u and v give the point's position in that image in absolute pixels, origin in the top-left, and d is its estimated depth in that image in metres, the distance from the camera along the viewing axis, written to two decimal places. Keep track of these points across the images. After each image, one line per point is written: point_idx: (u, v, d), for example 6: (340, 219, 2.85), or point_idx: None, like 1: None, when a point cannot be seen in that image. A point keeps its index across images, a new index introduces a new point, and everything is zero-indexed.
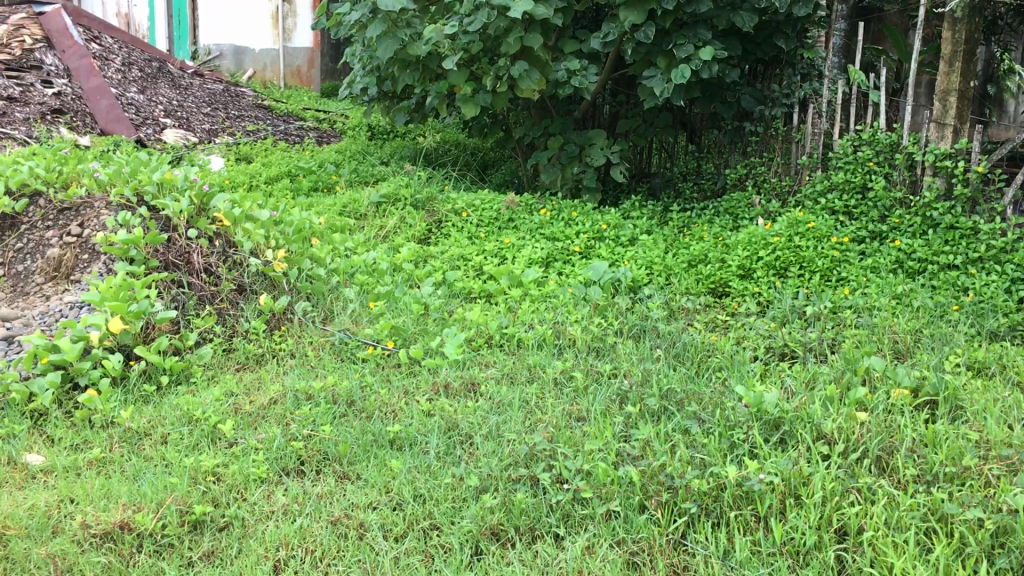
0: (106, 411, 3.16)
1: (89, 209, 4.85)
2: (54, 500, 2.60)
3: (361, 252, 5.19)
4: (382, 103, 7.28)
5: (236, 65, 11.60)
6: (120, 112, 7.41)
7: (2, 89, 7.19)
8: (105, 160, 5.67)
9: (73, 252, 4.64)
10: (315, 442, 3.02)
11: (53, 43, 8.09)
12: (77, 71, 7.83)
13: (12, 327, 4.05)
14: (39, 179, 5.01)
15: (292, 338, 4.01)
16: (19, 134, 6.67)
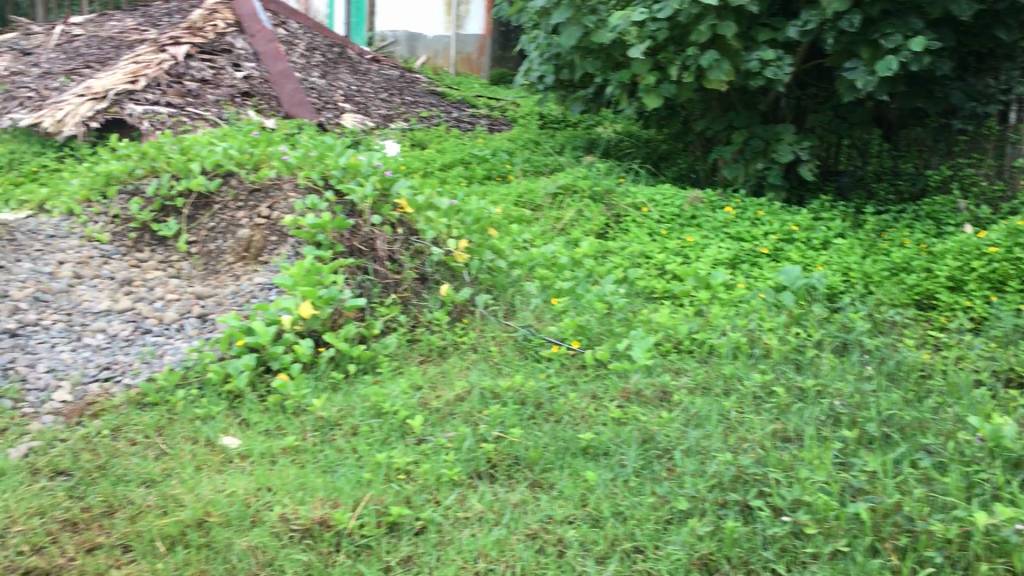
0: (298, 398, 3.15)
1: (278, 192, 4.93)
2: (252, 488, 2.58)
3: (539, 244, 5.06)
4: (557, 92, 7.14)
5: (409, 52, 11.73)
6: (303, 96, 7.58)
7: (197, 72, 7.49)
8: (292, 143, 5.78)
9: (262, 233, 4.75)
10: (505, 445, 2.90)
11: (243, 27, 8.38)
12: (265, 55, 8.08)
13: (206, 306, 4.13)
14: (232, 161, 5.15)
15: (475, 331, 3.93)
16: (211, 115, 6.93)
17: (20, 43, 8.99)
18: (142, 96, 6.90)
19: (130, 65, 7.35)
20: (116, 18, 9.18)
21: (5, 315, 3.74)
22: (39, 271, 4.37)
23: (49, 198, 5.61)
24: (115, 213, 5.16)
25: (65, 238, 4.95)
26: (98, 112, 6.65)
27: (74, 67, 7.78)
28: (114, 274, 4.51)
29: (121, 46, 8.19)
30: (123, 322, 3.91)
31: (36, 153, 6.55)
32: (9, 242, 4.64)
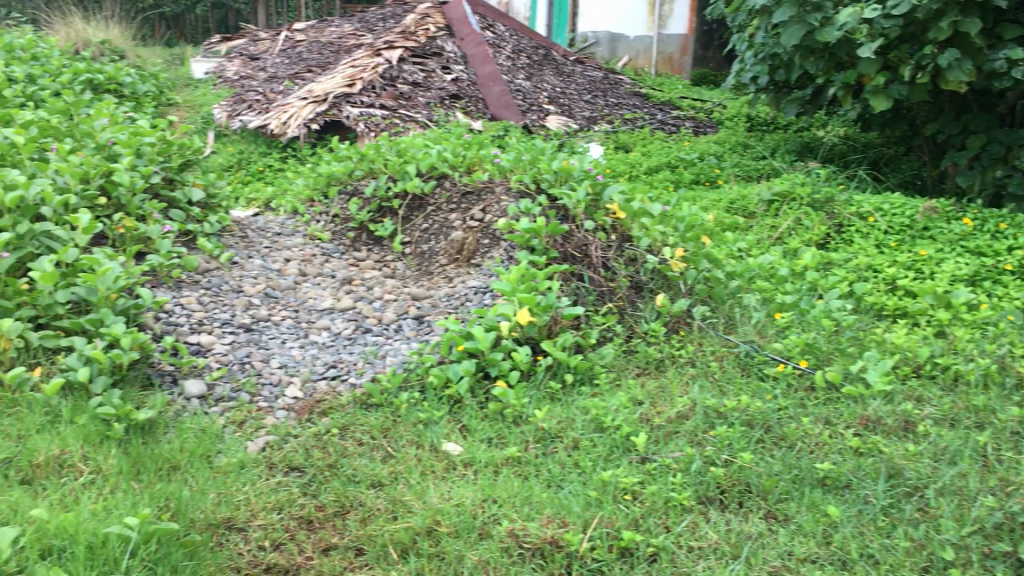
0: (519, 407, 3.07)
1: (491, 194, 4.95)
2: (478, 498, 2.56)
3: (756, 253, 4.82)
4: (771, 93, 6.84)
5: (609, 53, 11.72)
6: (509, 98, 7.64)
7: (409, 75, 7.70)
8: (502, 147, 5.81)
9: (475, 236, 4.75)
10: (735, 471, 2.74)
11: (453, 31, 8.54)
12: (473, 58, 8.20)
13: (422, 307, 4.19)
14: (447, 163, 5.22)
15: (692, 345, 3.76)
16: (422, 117, 7.11)
17: (249, 49, 9.58)
18: (358, 99, 7.15)
19: (348, 69, 7.65)
20: (335, 24, 9.60)
21: (241, 309, 3.93)
22: (268, 267, 4.58)
23: (275, 198, 5.95)
24: (336, 213, 5.36)
25: (290, 236, 5.19)
26: (318, 115, 6.95)
27: (297, 71, 8.19)
28: (335, 272, 4.68)
29: (339, 51, 8.55)
30: (345, 321, 4.02)
31: (262, 153, 6.97)
32: (241, 238, 4.90)
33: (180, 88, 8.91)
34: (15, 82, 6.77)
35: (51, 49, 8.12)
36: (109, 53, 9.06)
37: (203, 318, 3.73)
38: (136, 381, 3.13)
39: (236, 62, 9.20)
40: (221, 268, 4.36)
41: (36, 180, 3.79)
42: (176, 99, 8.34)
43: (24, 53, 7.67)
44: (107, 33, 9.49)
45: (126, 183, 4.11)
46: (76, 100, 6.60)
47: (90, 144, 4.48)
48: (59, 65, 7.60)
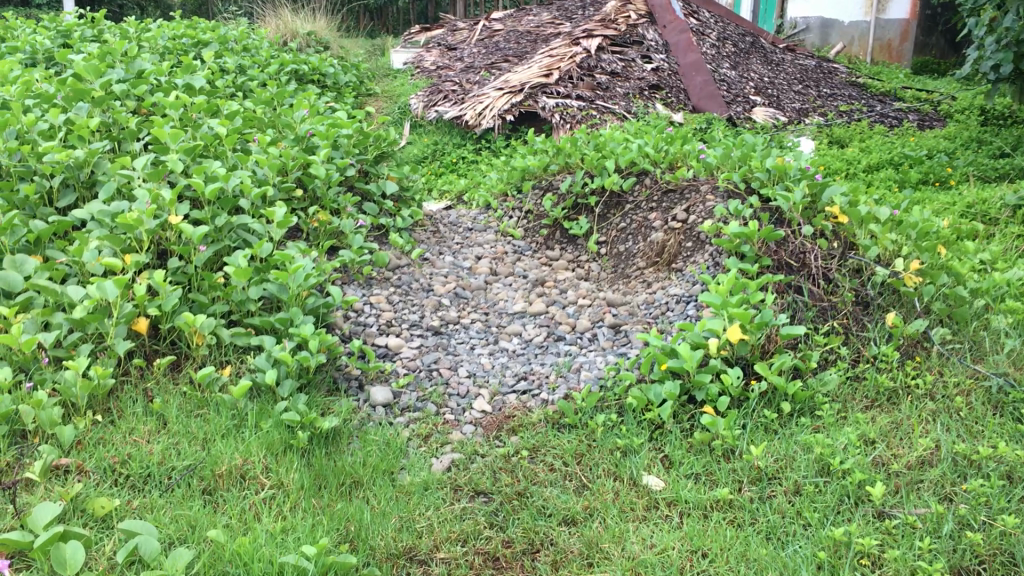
0: (730, 439, 2.71)
1: (695, 194, 4.58)
2: (685, 549, 2.26)
3: (1003, 267, 4.20)
4: (1015, 84, 6.05)
5: (821, 39, 10.97)
6: (713, 89, 7.22)
7: (608, 64, 7.39)
8: (708, 142, 5.40)
9: (677, 238, 4.39)
10: (996, 537, 2.28)
11: (655, 18, 8.11)
12: (676, 46, 7.77)
13: (619, 315, 3.90)
14: (648, 159, 4.88)
15: (931, 374, 3.26)
16: (619, 109, 6.81)
17: (448, 38, 9.56)
18: (555, 89, 6.92)
19: (545, 59, 7.43)
20: (533, 12, 9.41)
21: (430, 310, 3.77)
22: (459, 265, 4.43)
23: (467, 191, 5.83)
24: (529, 209, 5.14)
25: (482, 231, 5.02)
26: (514, 106, 6.78)
27: (494, 61, 8.05)
28: (527, 272, 4.46)
29: (536, 40, 8.35)
30: (537, 326, 3.78)
31: (457, 144, 6.90)
32: (433, 233, 4.77)
33: (379, 79, 9.01)
34: (226, 73, 6.98)
35: (261, 40, 8.37)
36: (315, 44, 9.28)
37: (392, 319, 3.59)
38: (323, 385, 3.01)
39: (434, 52, 9.20)
40: (412, 265, 4.23)
41: (236, 171, 3.76)
42: (375, 90, 8.41)
43: (236, 44, 7.93)
44: (313, 24, 9.74)
45: (322, 177, 4.03)
46: (281, 92, 6.73)
47: (289, 135, 4.46)
48: (267, 56, 7.81)
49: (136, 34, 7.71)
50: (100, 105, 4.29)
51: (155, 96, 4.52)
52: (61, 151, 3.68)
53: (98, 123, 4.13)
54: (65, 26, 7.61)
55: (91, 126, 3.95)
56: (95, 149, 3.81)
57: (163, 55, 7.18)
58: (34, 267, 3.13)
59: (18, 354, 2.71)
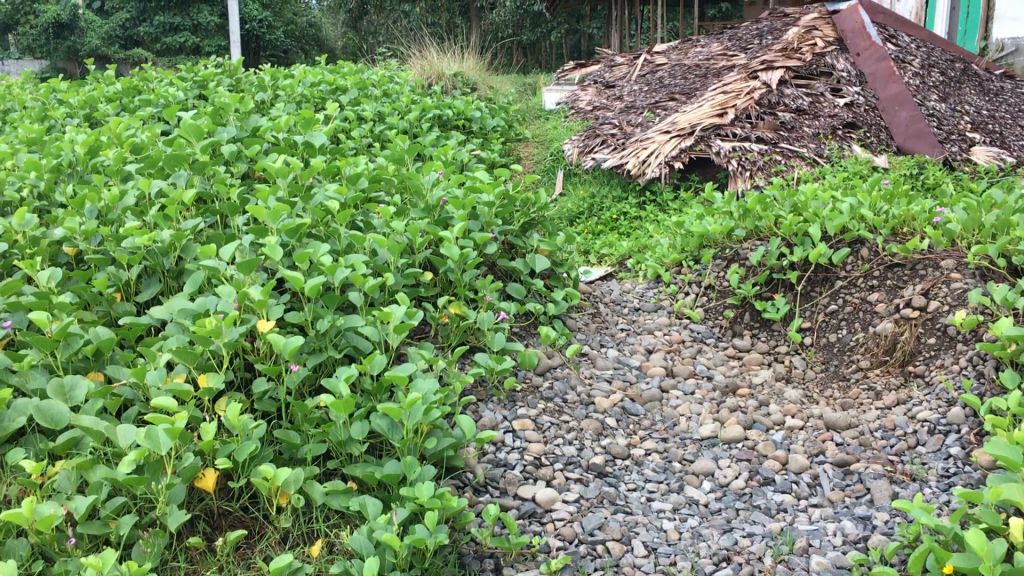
0: None
1: (934, 272, 3.51)
2: None
3: None
4: None
5: None
6: (924, 125, 6.07)
7: (791, 99, 6.33)
8: (939, 196, 4.27)
9: (914, 331, 3.35)
10: None
11: (846, 45, 6.97)
12: (874, 77, 6.62)
13: (846, 446, 2.90)
14: (865, 224, 3.81)
15: None
16: (808, 152, 5.77)
17: (605, 75, 8.70)
18: (730, 131, 5.95)
19: (717, 96, 6.44)
20: (701, 44, 8.46)
21: (591, 438, 2.88)
22: (626, 363, 3.52)
23: (632, 256, 4.93)
24: (709, 284, 4.17)
25: (652, 312, 4.09)
26: (683, 151, 5.84)
27: (659, 100, 7.13)
28: (711, 373, 3.52)
29: (706, 75, 7.38)
30: (734, 462, 2.82)
31: (617, 198, 6.02)
32: (593, 318, 3.89)
33: (530, 121, 8.28)
34: (363, 123, 6.48)
35: (403, 84, 7.79)
36: (461, 85, 8.64)
37: (542, 455, 2.72)
38: (444, 571, 2.17)
39: (590, 90, 8.36)
40: (568, 366, 3.36)
41: (349, 258, 3.01)
42: (525, 134, 7.67)
43: (376, 88, 7.37)
44: (460, 64, 9.12)
45: (455, 258, 3.22)
46: (422, 147, 6.09)
47: (418, 204, 3.69)
48: (409, 101, 7.20)
49: (275, 83, 7.28)
50: (202, 173, 3.66)
51: (267, 157, 3.86)
52: (143, 234, 3.04)
53: (196, 196, 3.49)
54: (202, 75, 7.25)
55: (184, 200, 3.31)
56: (184, 229, 3.15)
57: (299, 103, 6.68)
58: (86, 392, 2.45)
59: (34, 534, 2.01)
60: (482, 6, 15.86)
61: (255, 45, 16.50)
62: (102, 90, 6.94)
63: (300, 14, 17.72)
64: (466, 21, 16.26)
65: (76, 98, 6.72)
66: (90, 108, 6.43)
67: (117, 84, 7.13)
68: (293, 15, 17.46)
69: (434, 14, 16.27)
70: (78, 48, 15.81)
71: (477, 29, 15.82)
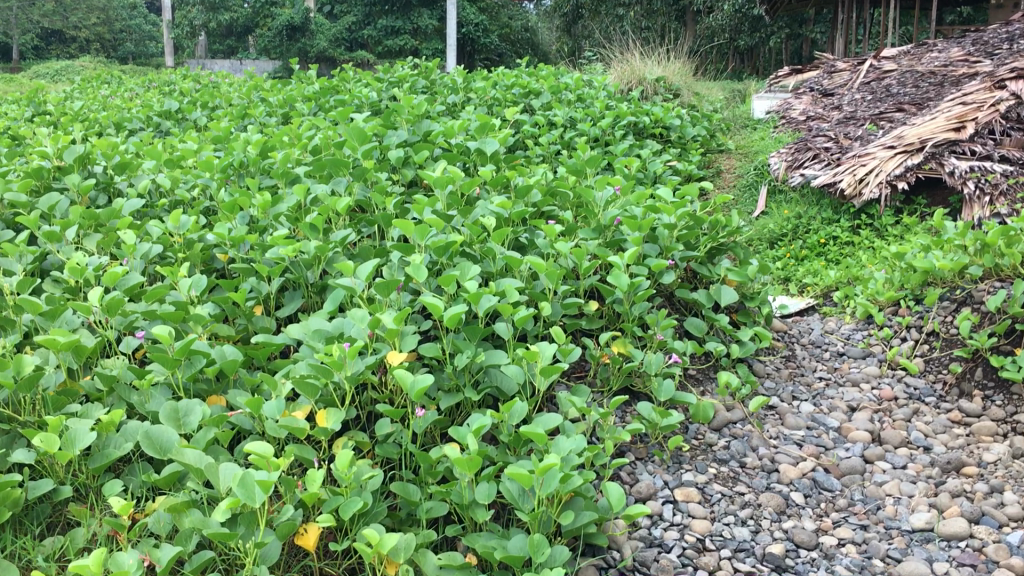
0: None
1: None
2: None
3: None
4: None
5: None
6: None
7: None
8: None
9: None
10: None
11: None
12: None
13: None
14: None
15: None
16: None
17: (823, 81, 7.96)
18: (968, 148, 5.16)
19: (953, 108, 5.61)
20: (938, 49, 7.58)
21: (771, 517, 2.38)
22: (821, 421, 2.98)
23: (840, 288, 4.32)
24: (932, 329, 3.52)
25: (859, 359, 3.50)
26: (910, 169, 5.14)
27: (883, 110, 6.38)
28: (930, 443, 2.94)
29: (943, 83, 6.53)
30: (955, 568, 2.24)
31: (827, 220, 5.37)
32: (786, 362, 3.37)
33: (736, 131, 7.68)
34: (554, 129, 6.20)
35: (600, 88, 7.41)
36: (663, 91, 8.16)
37: (706, 537, 2.26)
38: None
39: (805, 98, 7.66)
40: (749, 422, 2.86)
41: (503, 283, 2.68)
42: (728, 144, 7.09)
43: (570, 93, 7.03)
44: (664, 68, 8.64)
45: (623, 288, 2.81)
46: (613, 157, 5.70)
47: (591, 224, 3.31)
48: (604, 107, 6.82)
49: (469, 85, 7.12)
50: (363, 179, 3.43)
51: (435, 165, 3.60)
52: (289, 244, 2.83)
53: (354, 203, 3.27)
54: (398, 77, 7.19)
55: (338, 209, 3.08)
56: (332, 240, 2.91)
57: (489, 107, 6.47)
58: (199, 419, 2.21)
59: None
60: (697, 10, 15.23)
61: (470, 48, 16.82)
62: (303, 90, 7.01)
63: (514, 19, 18.18)
64: (680, 26, 15.66)
65: (276, 97, 6.80)
66: (288, 107, 6.48)
67: (317, 85, 7.19)
68: (508, 19, 17.95)
69: (650, 18, 15.81)
70: (309, 50, 16.20)
71: (691, 34, 15.20)
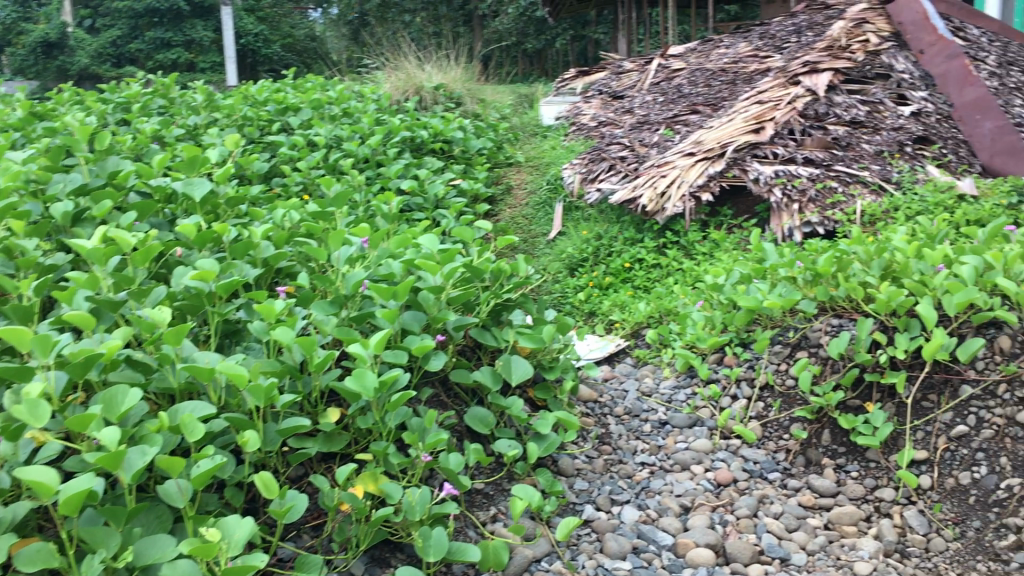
0: None
1: None
2: None
3: None
4: None
5: None
6: (1017, 136, 4.35)
7: (843, 109, 4.69)
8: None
9: None
10: None
11: (904, 42, 5.14)
12: (945, 79, 4.84)
13: None
14: (1009, 297, 2.48)
15: None
16: (872, 176, 4.26)
17: (611, 83, 7.40)
18: (770, 150, 4.42)
19: (749, 107, 4.81)
20: (724, 44, 7.21)
21: None
22: (651, 538, 2.24)
23: (652, 325, 3.61)
24: (765, 382, 2.79)
25: (684, 430, 2.76)
26: (713, 178, 4.35)
27: (676, 112, 5.82)
28: (787, 551, 2.23)
29: (734, 81, 6.12)
30: None
31: (630, 240, 4.55)
32: (600, 445, 2.64)
33: (525, 139, 6.97)
34: (316, 150, 5.26)
35: (371, 101, 6.50)
36: (443, 99, 7.37)
37: None
38: None
39: (594, 101, 7.08)
40: (559, 557, 2.12)
41: (178, 413, 1.79)
42: (516, 157, 6.23)
43: (334, 106, 6.08)
44: (442, 74, 7.82)
45: (369, 392, 1.98)
46: (387, 182, 4.82)
47: (333, 291, 2.45)
48: (375, 122, 5.93)
49: (216, 103, 6.02)
50: (4, 252, 2.42)
51: (118, 220, 2.63)
52: None
53: None
54: (127, 96, 5.99)
55: None
56: None
57: (238, 131, 5.45)
58: None
59: None
60: (484, 13, 14.29)
61: (249, 60, 14.33)
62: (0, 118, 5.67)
63: (298, 26, 15.17)
64: (470, 30, 14.74)
65: None
66: None
67: (21, 111, 5.86)
68: (292, 28, 14.90)
69: (436, 23, 14.73)
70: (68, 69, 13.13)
71: (479, 37, 14.48)
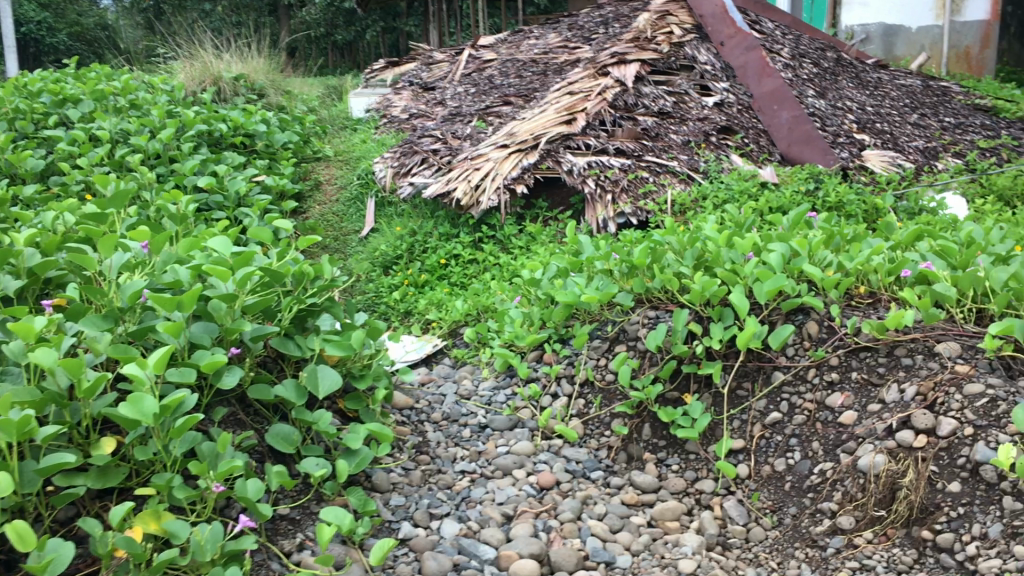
0: None
1: (928, 359, 2.31)
2: None
3: None
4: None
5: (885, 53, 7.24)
6: (811, 126, 4.53)
7: (651, 100, 4.74)
8: (885, 229, 3.04)
9: (924, 469, 2.10)
10: None
11: (706, 34, 5.26)
12: (744, 71, 4.98)
13: None
14: (816, 283, 2.51)
15: None
16: (681, 166, 4.32)
17: (422, 75, 7.23)
18: (582, 141, 4.40)
19: (560, 98, 4.77)
20: (533, 35, 7.20)
21: None
22: (472, 552, 2.12)
23: (470, 323, 3.48)
24: (584, 378, 2.72)
25: (505, 433, 2.65)
26: (527, 170, 4.28)
27: (489, 104, 5.74)
28: (612, 554, 2.15)
29: (545, 72, 6.10)
30: None
31: (445, 235, 4.41)
32: (416, 455, 2.49)
33: (335, 133, 6.69)
34: (101, 146, 4.81)
35: (164, 93, 6.04)
36: (245, 91, 6.98)
37: None
38: None
39: (405, 93, 6.89)
40: None
41: None
42: (325, 151, 5.96)
43: (120, 98, 5.61)
44: (243, 64, 7.39)
45: (149, 418, 1.74)
46: (182, 179, 4.46)
47: (108, 302, 2.17)
48: (168, 115, 5.50)
49: None
50: None
51: None
52: None
53: None
54: None
55: None
56: None
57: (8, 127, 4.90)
58: None
59: None
60: (290, 3, 13.75)
61: (33, 50, 12.85)
62: None
63: (84, 15, 13.52)
64: (275, 20, 14.12)
65: None
66: None
67: None
68: (78, 15, 13.39)
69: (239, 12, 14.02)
70: None
71: (285, 27, 13.90)
